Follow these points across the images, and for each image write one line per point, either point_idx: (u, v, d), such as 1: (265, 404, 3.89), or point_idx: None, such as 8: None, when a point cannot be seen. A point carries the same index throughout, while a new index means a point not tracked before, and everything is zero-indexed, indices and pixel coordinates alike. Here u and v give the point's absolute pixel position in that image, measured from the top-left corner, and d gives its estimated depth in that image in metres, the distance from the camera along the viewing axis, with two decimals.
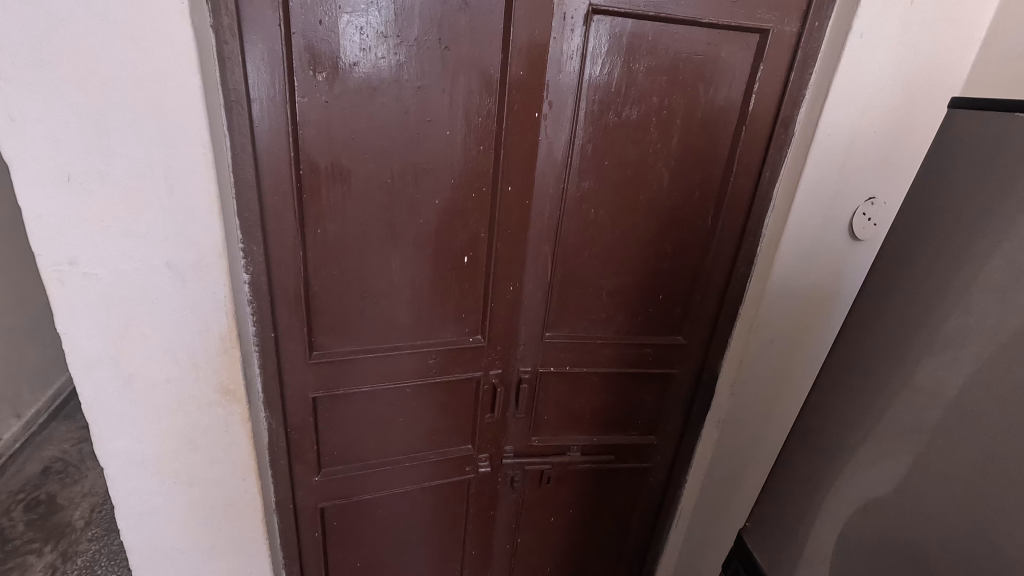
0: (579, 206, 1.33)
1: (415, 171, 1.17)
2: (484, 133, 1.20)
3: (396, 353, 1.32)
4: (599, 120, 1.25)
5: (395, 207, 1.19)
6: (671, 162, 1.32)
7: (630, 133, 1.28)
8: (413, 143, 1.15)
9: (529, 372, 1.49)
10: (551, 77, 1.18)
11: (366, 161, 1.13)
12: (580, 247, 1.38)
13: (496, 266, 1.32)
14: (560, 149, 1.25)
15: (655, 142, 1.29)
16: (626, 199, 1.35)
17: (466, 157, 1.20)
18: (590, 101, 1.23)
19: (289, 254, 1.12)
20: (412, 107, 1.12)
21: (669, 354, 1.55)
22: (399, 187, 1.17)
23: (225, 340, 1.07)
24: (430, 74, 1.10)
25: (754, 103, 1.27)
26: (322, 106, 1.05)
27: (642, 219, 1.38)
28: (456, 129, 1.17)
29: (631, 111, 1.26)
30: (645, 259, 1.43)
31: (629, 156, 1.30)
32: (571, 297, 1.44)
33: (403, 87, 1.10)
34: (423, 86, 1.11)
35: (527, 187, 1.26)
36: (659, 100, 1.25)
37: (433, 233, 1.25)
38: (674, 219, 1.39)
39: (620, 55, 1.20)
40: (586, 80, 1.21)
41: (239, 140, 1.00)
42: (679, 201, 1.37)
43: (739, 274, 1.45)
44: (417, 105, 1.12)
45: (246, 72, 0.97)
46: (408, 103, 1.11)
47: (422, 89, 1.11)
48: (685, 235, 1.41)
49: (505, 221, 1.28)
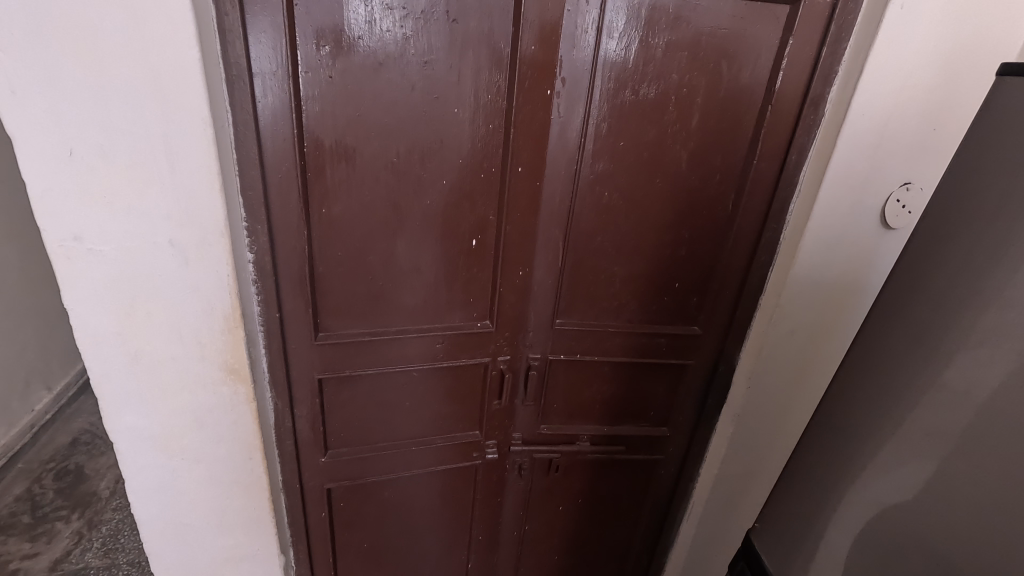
0: (592, 189, 1.28)
1: (421, 150, 1.14)
2: (493, 111, 1.16)
3: (402, 337, 1.30)
4: (615, 99, 1.19)
5: (401, 188, 1.16)
6: (691, 144, 1.26)
7: (647, 113, 1.22)
8: (420, 121, 1.11)
9: (538, 359, 1.46)
10: (565, 53, 1.13)
11: (372, 139, 1.10)
12: (593, 232, 1.34)
13: (505, 250, 1.29)
14: (573, 130, 1.21)
15: (674, 122, 1.23)
16: (642, 182, 1.29)
17: (474, 136, 1.17)
18: (605, 78, 1.17)
19: (294, 234, 1.11)
20: (418, 84, 1.08)
21: (683, 344, 1.50)
22: (405, 167, 1.14)
23: (229, 319, 1.07)
24: (438, 49, 1.06)
25: (781, 81, 1.20)
26: (326, 82, 1.03)
27: (658, 203, 1.32)
28: (465, 107, 1.13)
29: (649, 89, 1.20)
30: (661, 246, 1.38)
31: (646, 138, 1.24)
32: (583, 284, 1.40)
33: (409, 62, 1.06)
34: (430, 61, 1.07)
35: (538, 169, 1.22)
36: (678, 77, 1.19)
37: (440, 215, 1.22)
38: (693, 205, 1.33)
39: (638, 29, 1.14)
40: (601, 55, 1.15)
41: (241, 115, 0.98)
42: (699, 185, 1.31)
43: (760, 263, 1.39)
44: (424, 81, 1.08)
45: (248, 45, 0.94)
46: (414, 78, 1.07)
47: (429, 64, 1.07)
48: (703, 221, 1.35)
49: (514, 204, 1.24)
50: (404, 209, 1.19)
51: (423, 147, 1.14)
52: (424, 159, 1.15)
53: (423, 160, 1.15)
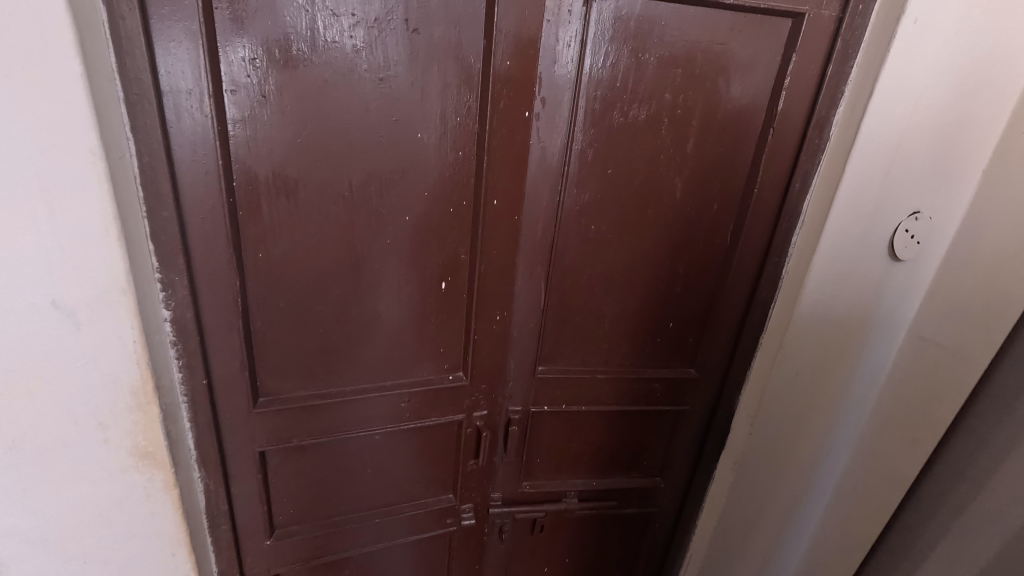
0: (577, 222, 1.13)
1: (378, 183, 0.96)
2: (464, 136, 0.99)
3: (362, 397, 1.11)
4: (601, 121, 1.05)
5: (356, 228, 0.98)
6: (686, 171, 1.12)
7: (637, 137, 1.08)
8: (377, 148, 0.94)
9: (519, 412, 1.29)
10: (544, 68, 0.98)
11: (317, 170, 0.92)
12: (579, 268, 1.18)
13: (480, 292, 1.12)
14: (555, 156, 1.06)
15: (667, 146, 1.10)
16: (632, 213, 1.15)
17: (442, 165, 1.00)
18: (591, 98, 1.03)
19: (222, 283, 0.91)
20: (373, 105, 0.91)
21: (678, 389, 1.36)
22: (360, 203, 0.97)
23: (139, 393, 0.86)
24: (396, 64, 0.90)
25: (783, 101, 1.08)
26: (259, 102, 0.84)
27: (651, 236, 1.18)
28: (430, 131, 0.97)
29: (640, 110, 1.06)
30: (654, 283, 1.23)
31: (637, 164, 1.10)
32: (569, 326, 1.24)
33: (361, 79, 0.89)
34: (387, 78, 0.90)
35: (516, 201, 1.06)
36: (671, 98, 1.06)
37: (404, 255, 1.04)
38: (690, 237, 1.19)
39: (626, 42, 1.00)
40: (585, 72, 1.00)
41: (146, 144, 0.78)
42: (695, 215, 1.17)
43: (761, 300, 1.26)
44: (379, 102, 0.91)
45: (152, 57, 0.75)
46: (367, 97, 0.90)
47: (384, 81, 0.90)
48: (700, 254, 1.22)
49: (488, 240, 1.08)
50: (358, 250, 1.00)
51: (381, 179, 0.96)
52: (382, 191, 0.97)
53: (381, 193, 0.97)
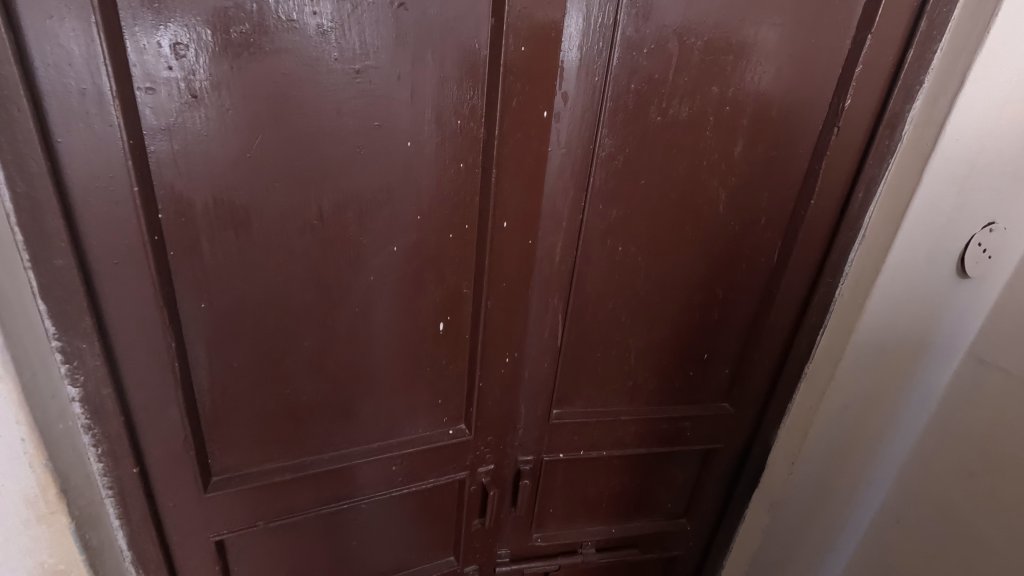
0: (602, 242, 0.94)
1: (358, 206, 0.74)
2: (466, 143, 0.78)
3: (343, 466, 0.90)
4: (635, 122, 0.85)
5: (330, 264, 0.76)
6: (732, 180, 0.93)
7: (676, 140, 0.88)
8: (354, 162, 0.72)
9: (531, 462, 1.10)
10: (566, 57, 0.78)
11: (275, 193, 0.69)
12: (602, 297, 0.99)
13: (486, 332, 0.92)
14: (579, 165, 0.86)
15: (712, 152, 0.90)
16: (667, 231, 0.95)
17: (438, 180, 0.78)
18: (624, 92, 0.83)
19: (151, 345, 0.69)
20: (347, 105, 0.69)
21: (711, 427, 1.18)
22: (336, 233, 0.75)
23: (38, 504, 0.62)
24: (377, 50, 0.68)
25: (852, 94, 0.88)
26: (188, 105, 0.61)
27: (688, 257, 0.99)
28: (422, 138, 0.75)
29: (681, 108, 0.86)
30: (688, 311, 1.04)
31: (675, 173, 0.91)
32: (589, 362, 1.05)
33: (330, 71, 0.66)
34: (365, 70, 0.68)
35: (531, 222, 0.86)
36: (718, 92, 0.86)
37: (391, 293, 0.83)
38: (732, 257, 1.00)
39: (668, 23, 0.80)
40: (616, 60, 0.80)
41: (23, 168, 0.55)
42: (740, 231, 0.98)
43: (809, 326, 1.08)
44: (356, 101, 0.69)
45: (18, 42, 0.52)
46: (339, 95, 0.68)
47: (362, 73, 0.68)
48: (743, 277, 1.03)
49: (496, 271, 0.87)
50: (333, 291, 0.78)
51: (360, 201, 0.74)
52: (362, 217, 0.75)
53: (362, 219, 0.75)
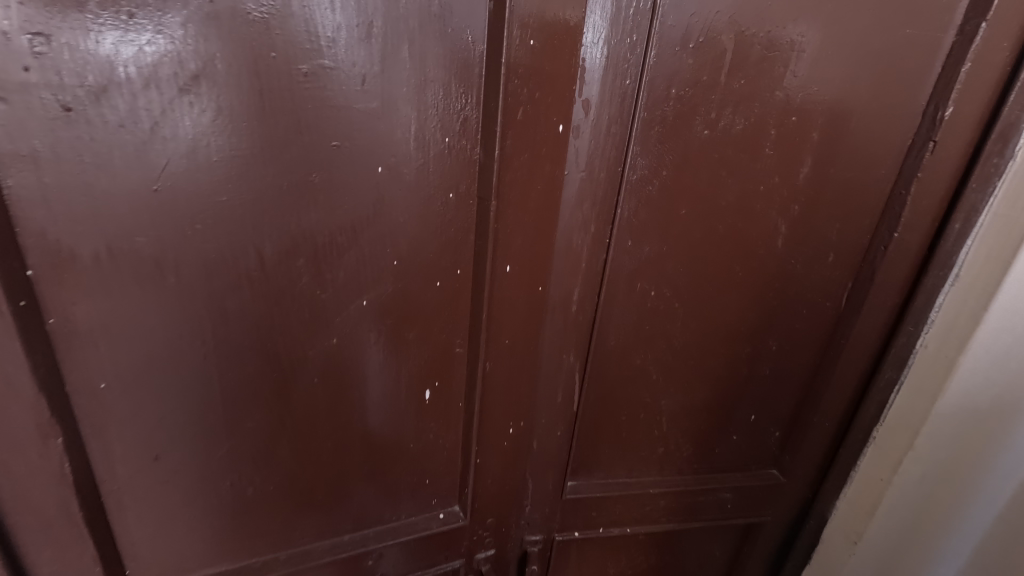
0: (629, 286, 0.76)
1: (313, 252, 0.56)
2: (456, 167, 0.59)
3: (304, 567, 0.72)
4: (676, 138, 0.67)
5: (277, 325, 0.59)
6: (795, 209, 0.74)
7: (727, 159, 0.69)
8: (304, 195, 0.54)
9: (541, 544, 0.91)
10: (590, 53, 0.60)
11: (194, 238, 0.51)
12: (627, 349, 0.81)
13: (484, 398, 0.74)
14: (603, 193, 0.68)
15: (772, 174, 0.71)
16: (711, 271, 0.77)
17: (420, 216, 0.60)
18: (663, 99, 0.64)
19: (28, 443, 0.51)
20: (290, 118, 0.51)
21: (757, 499, 0.98)
22: (284, 287, 0.57)
23: None
24: (331, 45, 0.50)
25: (955, 100, 0.69)
26: (59, 121, 0.43)
27: (736, 303, 0.80)
28: (397, 162, 0.57)
29: (734, 119, 0.67)
30: (734, 366, 0.85)
31: (724, 200, 0.72)
32: (612, 426, 0.88)
33: (265, 73, 0.48)
34: (316, 70, 0.50)
35: (540, 263, 0.68)
36: (783, 99, 0.67)
37: (362, 359, 0.65)
38: (791, 303, 0.81)
39: (722, 9, 0.61)
40: (653, 58, 0.62)
41: None
42: (804, 272, 0.78)
43: (882, 384, 0.87)
44: (304, 113, 0.51)
45: None
46: (280, 106, 0.50)
47: (310, 76, 0.50)
48: (803, 326, 0.83)
49: (498, 325, 0.70)
50: (283, 357, 0.61)
51: (315, 245, 0.56)
52: (319, 265, 0.57)
53: (318, 268, 0.57)
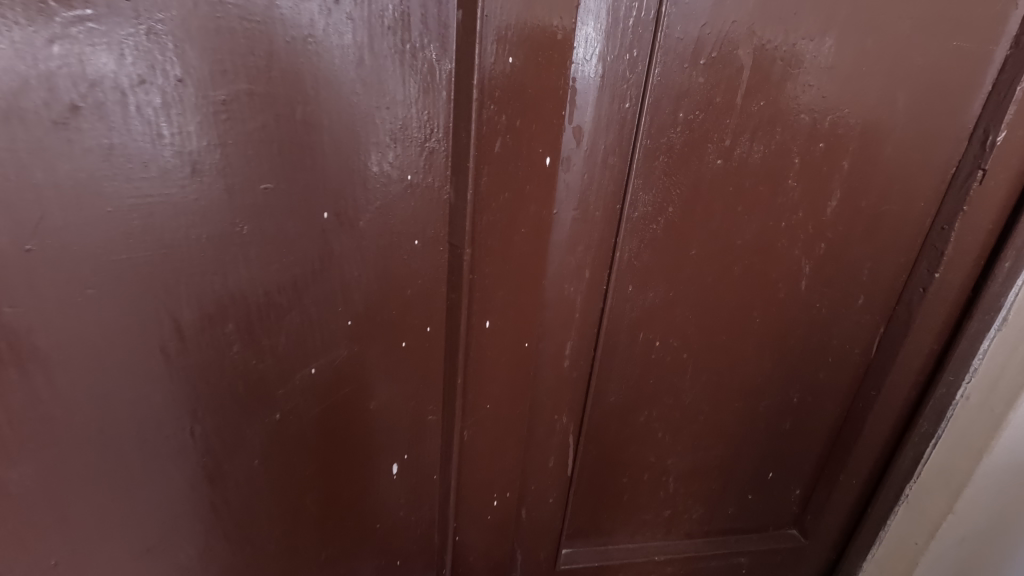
0: (631, 335, 0.67)
1: (246, 318, 0.46)
2: (421, 210, 0.50)
3: None
4: (682, 169, 0.58)
5: (204, 409, 0.47)
6: (822, 248, 0.64)
7: (743, 192, 0.60)
8: (228, 250, 0.43)
9: None
10: (581, 73, 0.51)
11: (85, 313, 0.40)
12: (630, 403, 0.72)
13: (464, 467, 0.64)
14: (599, 234, 0.58)
15: (796, 208, 0.61)
16: (725, 317, 0.67)
17: (378, 267, 0.50)
18: (669, 125, 0.55)
19: None
20: (205, 156, 0.40)
21: (775, 563, 0.87)
22: (209, 362, 0.46)
23: None
24: (255, 64, 0.39)
25: (1011, 123, 0.59)
26: None
27: (751, 352, 0.70)
28: (349, 205, 0.47)
29: (752, 147, 0.58)
30: (749, 420, 0.75)
31: (739, 239, 0.62)
32: (613, 488, 0.78)
33: (168, 101, 0.37)
34: (236, 97, 0.39)
35: (526, 317, 0.59)
36: (811, 123, 0.57)
37: (316, 436, 0.54)
38: (815, 353, 0.71)
39: (739, 18, 0.52)
40: (656, 77, 0.53)
41: None
42: (830, 318, 0.68)
43: (916, 438, 0.74)
44: (222, 150, 0.40)
45: None
46: (191, 142, 0.39)
47: (228, 103, 0.39)
48: (827, 376, 0.73)
49: (478, 388, 0.60)
50: (212, 448, 0.49)
51: (247, 310, 0.46)
52: (253, 333, 0.47)
53: (252, 336, 0.47)
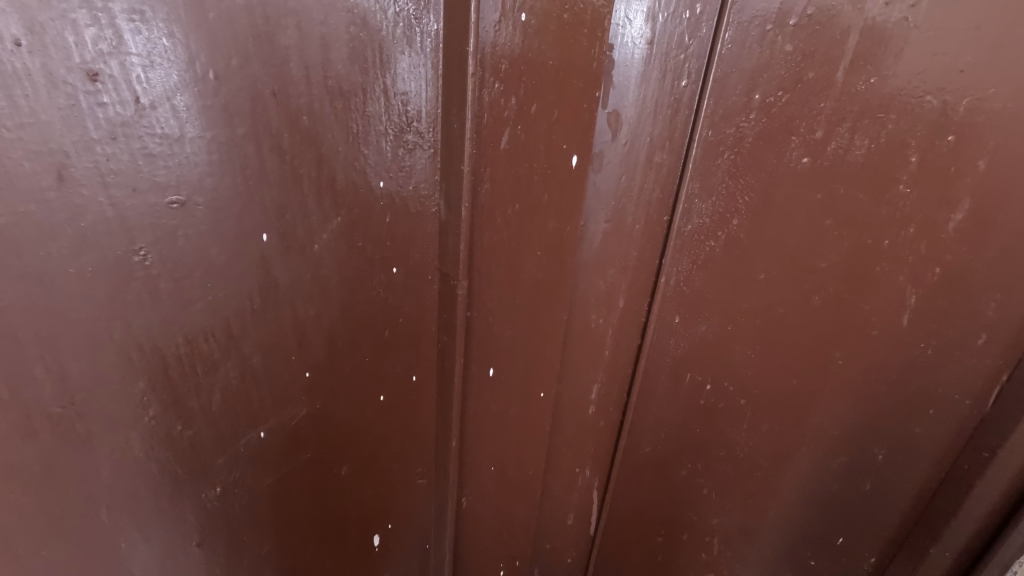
0: (675, 375, 0.54)
1: (161, 376, 0.32)
2: (400, 228, 0.39)
3: None
4: (750, 170, 0.45)
5: (116, 513, 0.33)
6: (935, 274, 0.49)
7: (835, 202, 0.46)
8: (124, 288, 0.29)
9: None
10: (623, 38, 0.39)
11: None
12: (671, 453, 0.59)
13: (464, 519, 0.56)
14: (637, 253, 0.47)
15: (906, 223, 0.46)
16: (799, 356, 0.53)
17: (344, 301, 0.39)
18: (739, 110, 0.42)
19: None
20: (74, 159, 0.26)
21: None
22: (115, 446, 0.31)
23: None
24: (140, 20, 0.26)
25: None
26: None
27: (825, 399, 0.55)
28: (298, 222, 0.34)
29: (850, 139, 0.43)
30: (817, 478, 0.61)
31: (823, 260, 0.48)
32: (645, 546, 0.66)
33: (4, 75, 0.24)
34: (111, 67, 0.26)
35: (551, 344, 0.50)
36: (939, 107, 0.42)
37: (272, 515, 0.41)
38: (906, 403, 0.56)
39: None
40: (726, 49, 0.40)
41: None
42: (936, 360, 0.53)
43: None
44: (102, 149, 0.27)
45: None
46: (52, 137, 0.25)
47: (103, 79, 0.26)
48: (923, 431, 0.58)
49: (480, 442, 0.51)
50: (134, 563, 0.34)
51: (163, 364, 0.32)
52: (175, 394, 0.33)
53: (174, 399, 0.33)
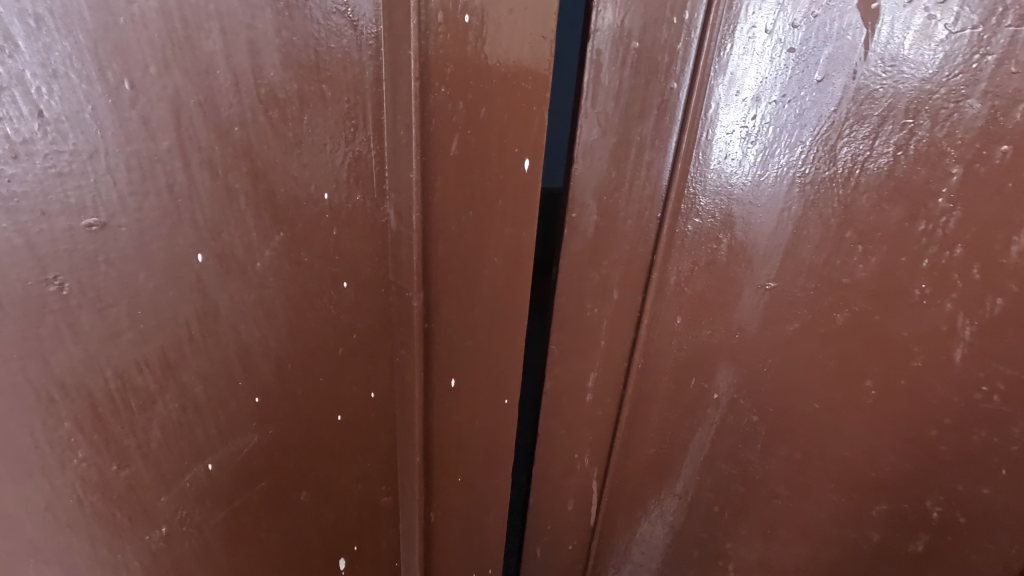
0: (680, 381, 0.51)
1: (91, 418, 0.28)
2: (347, 241, 0.37)
3: None
4: (752, 172, 0.41)
5: (47, 571, 0.29)
6: (995, 304, 0.42)
7: (855, 212, 0.41)
8: (40, 325, 0.26)
9: None
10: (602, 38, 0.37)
11: None
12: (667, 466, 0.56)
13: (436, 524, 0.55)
14: (631, 247, 0.45)
15: (953, 242, 0.40)
16: (816, 378, 0.48)
17: (290, 322, 0.36)
18: (736, 114, 0.39)
19: None
20: None
21: None
22: (38, 499, 0.28)
23: None
24: (36, 24, 0.23)
25: None
26: None
27: (855, 433, 0.50)
28: (234, 241, 0.32)
29: (869, 145, 0.39)
30: (842, 520, 0.54)
31: (848, 275, 0.43)
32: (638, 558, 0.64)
33: None
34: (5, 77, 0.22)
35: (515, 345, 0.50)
36: (984, 114, 0.36)
37: (229, 552, 0.38)
38: (959, 451, 0.48)
39: None
40: (723, 52, 0.37)
41: None
42: (999, 405, 0.46)
43: None
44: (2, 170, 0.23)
45: None
46: None
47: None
48: (995, 494, 0.49)
49: (443, 453, 0.51)
50: None
51: (91, 404, 0.28)
52: (107, 434, 0.29)
53: (107, 439, 0.29)
